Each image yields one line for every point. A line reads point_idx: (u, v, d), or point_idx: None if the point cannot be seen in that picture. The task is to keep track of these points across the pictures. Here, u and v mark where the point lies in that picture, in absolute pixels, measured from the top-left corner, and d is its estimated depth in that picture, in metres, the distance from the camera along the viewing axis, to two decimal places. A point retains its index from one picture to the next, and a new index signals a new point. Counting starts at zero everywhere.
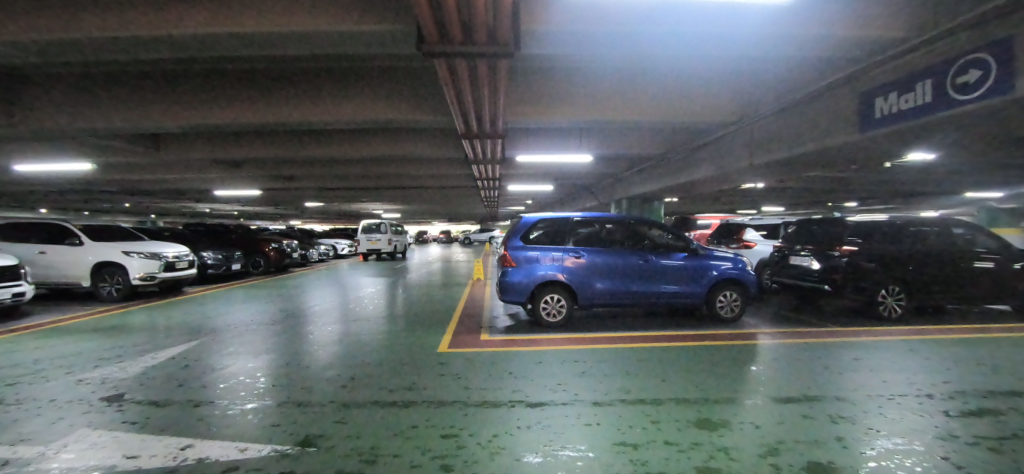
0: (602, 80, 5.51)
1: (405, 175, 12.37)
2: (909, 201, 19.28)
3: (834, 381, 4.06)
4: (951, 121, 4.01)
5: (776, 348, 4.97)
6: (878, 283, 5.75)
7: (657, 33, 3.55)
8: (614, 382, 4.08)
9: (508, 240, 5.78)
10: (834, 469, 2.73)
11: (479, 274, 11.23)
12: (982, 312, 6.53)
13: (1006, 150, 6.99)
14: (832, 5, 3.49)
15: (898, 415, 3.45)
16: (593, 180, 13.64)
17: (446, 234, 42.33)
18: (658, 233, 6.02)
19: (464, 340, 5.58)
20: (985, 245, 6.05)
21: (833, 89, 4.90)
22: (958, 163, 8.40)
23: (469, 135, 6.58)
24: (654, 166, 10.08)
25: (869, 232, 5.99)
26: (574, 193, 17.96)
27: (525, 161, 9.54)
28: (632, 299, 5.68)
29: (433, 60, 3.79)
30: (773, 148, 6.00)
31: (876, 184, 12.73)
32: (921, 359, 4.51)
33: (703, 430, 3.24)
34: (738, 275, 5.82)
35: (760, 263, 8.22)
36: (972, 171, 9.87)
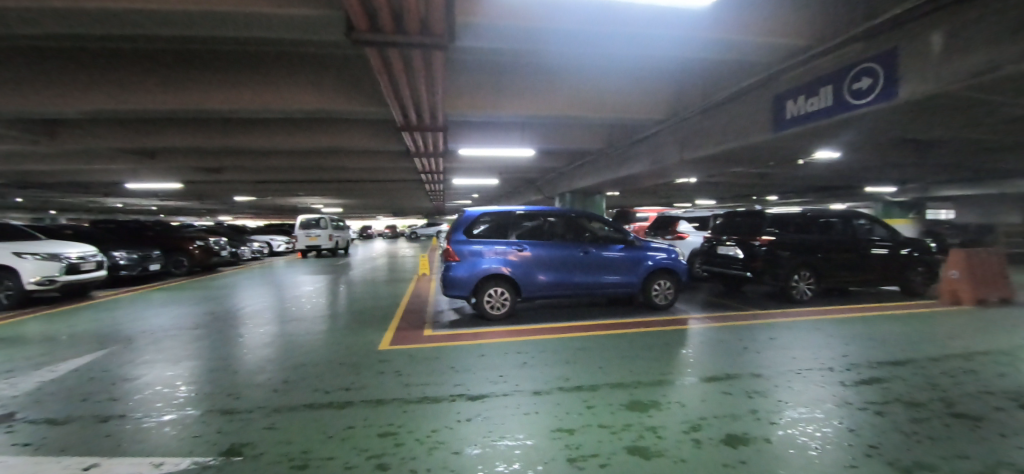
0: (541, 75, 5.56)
1: (345, 168, 11.87)
2: (821, 196, 21.27)
3: (751, 360, 4.44)
4: (849, 123, 4.48)
5: (704, 332, 5.33)
6: (791, 269, 6.32)
7: (593, 33, 3.67)
8: (553, 371, 4.20)
9: (451, 234, 5.74)
10: (747, 440, 3.00)
11: (425, 269, 11.07)
12: (875, 293, 7.41)
13: (894, 151, 7.96)
14: (750, 14, 3.75)
15: (803, 387, 3.84)
16: (537, 174, 13.83)
17: (393, 229, 41.29)
18: (598, 226, 6.24)
19: (406, 337, 5.48)
20: (880, 234, 6.84)
21: (751, 92, 5.31)
22: (857, 161, 9.41)
23: (408, 128, 6.42)
24: (594, 161, 10.40)
25: (785, 222, 6.58)
26: (521, 187, 18.15)
27: (468, 155, 9.48)
28: (574, 290, 5.86)
29: (364, 49, 3.67)
30: (700, 145, 6.41)
31: (791, 179, 14.01)
32: (825, 336, 5.03)
33: (634, 412, 3.42)
34: (671, 265, 6.20)
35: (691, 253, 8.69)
36: (870, 169, 11.08)
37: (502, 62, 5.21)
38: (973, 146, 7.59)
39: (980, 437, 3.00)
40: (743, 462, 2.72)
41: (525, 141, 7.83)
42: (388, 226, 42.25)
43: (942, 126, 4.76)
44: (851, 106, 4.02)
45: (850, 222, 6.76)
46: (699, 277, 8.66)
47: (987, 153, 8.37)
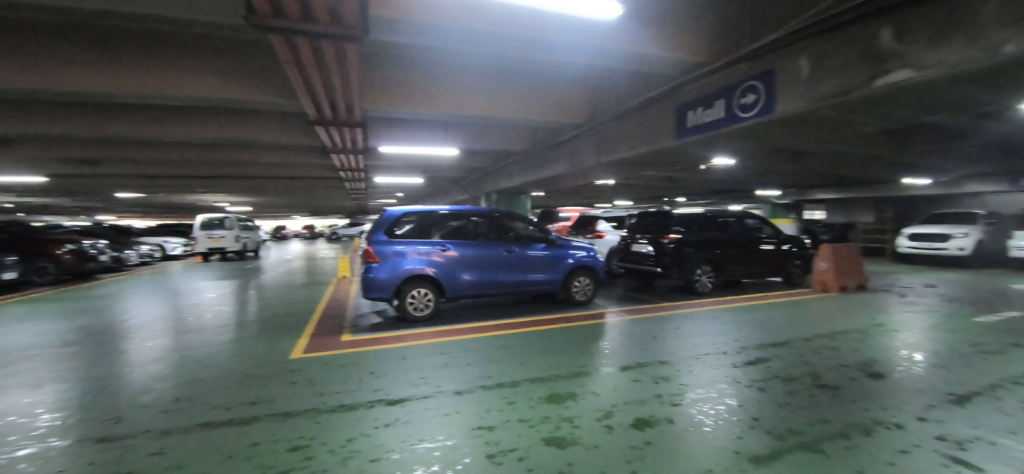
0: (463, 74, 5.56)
1: (252, 163, 10.90)
2: (721, 198, 23.65)
3: (659, 348, 4.82)
4: (738, 134, 5.06)
5: (619, 324, 5.68)
6: (694, 265, 6.98)
7: (511, 36, 3.76)
8: (476, 370, 4.23)
9: (372, 235, 5.53)
10: (653, 422, 3.26)
11: (344, 271, 10.55)
12: (763, 284, 8.41)
13: (776, 160, 9.14)
14: (657, 31, 4.07)
15: (701, 370, 4.25)
16: (463, 174, 13.78)
17: (312, 230, 38.78)
18: (522, 225, 6.38)
19: (321, 343, 5.18)
20: (767, 232, 7.77)
21: (658, 103, 5.78)
22: (747, 167, 10.63)
23: (322, 122, 6.07)
24: (518, 161, 10.62)
25: (689, 222, 7.23)
26: (448, 186, 17.98)
27: (389, 152, 9.16)
28: (498, 289, 5.95)
29: (268, 36, 3.42)
30: (614, 149, 6.83)
31: (696, 183, 15.43)
32: (721, 324, 5.62)
33: (553, 404, 3.55)
34: (590, 262, 6.53)
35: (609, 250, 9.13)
36: (758, 174, 12.56)
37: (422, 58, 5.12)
38: (835, 157, 8.93)
39: (837, 402, 3.56)
40: (649, 443, 2.95)
41: (448, 140, 7.78)
42: (307, 226, 39.51)
43: (810, 139, 5.56)
44: (742, 118, 4.58)
45: (743, 221, 7.62)
46: (617, 273, 9.22)
47: (844, 163, 9.93)
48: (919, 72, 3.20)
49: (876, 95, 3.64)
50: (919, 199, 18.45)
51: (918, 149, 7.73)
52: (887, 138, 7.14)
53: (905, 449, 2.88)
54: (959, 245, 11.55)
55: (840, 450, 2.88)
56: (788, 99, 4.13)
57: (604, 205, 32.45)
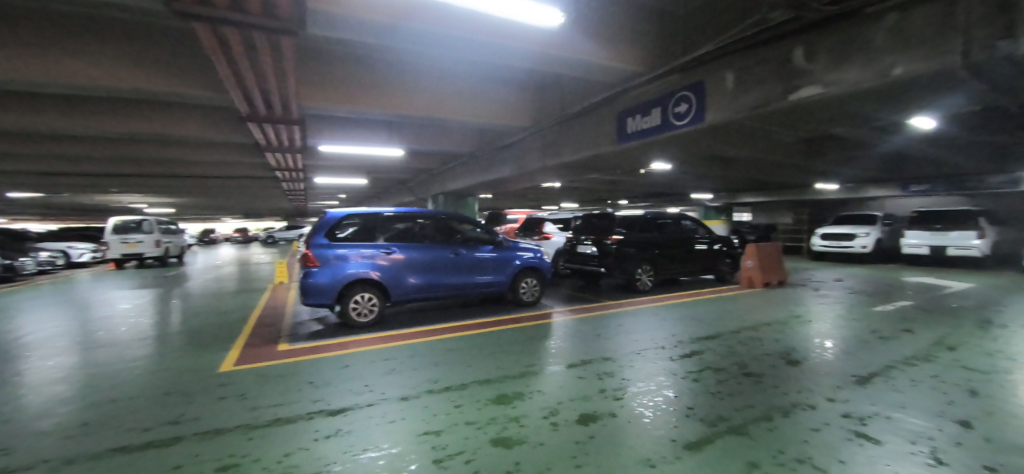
0: (405, 73, 5.45)
1: (173, 161, 10.01)
2: (660, 201, 25.00)
3: (602, 345, 5.00)
4: (673, 140, 5.38)
5: (565, 324, 5.83)
6: (635, 264, 7.32)
7: (455, 38, 3.77)
8: (423, 375, 4.16)
9: (311, 238, 5.28)
10: (597, 417, 3.37)
11: (282, 277, 9.93)
12: (697, 281, 8.99)
13: (707, 166, 9.84)
14: (601, 39, 4.24)
15: (640, 364, 4.46)
16: (409, 175, 13.51)
17: (246, 233, 36.21)
18: (469, 227, 6.37)
19: (253, 354, 4.84)
20: (700, 233, 8.32)
21: (600, 109, 6.02)
22: (682, 172, 11.33)
23: (254, 118, 5.70)
24: (466, 163, 10.58)
25: (630, 224, 7.57)
26: (393, 188, 17.50)
27: (329, 152, 8.78)
28: (445, 292, 5.89)
29: (192, 24, 3.16)
30: (560, 153, 7.02)
31: (636, 186, 16.21)
32: (659, 320, 5.94)
33: (500, 405, 3.57)
34: (536, 263, 6.66)
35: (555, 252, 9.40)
36: (691, 178, 13.42)
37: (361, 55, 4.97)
38: (757, 163, 9.76)
39: (760, 388, 3.88)
40: (592, 437, 3.06)
41: (392, 141, 7.60)
42: (239, 230, 36.85)
43: (735, 147, 6.04)
44: (676, 125, 4.90)
45: (679, 223, 8.10)
46: (563, 274, 9.45)
47: (765, 170, 10.87)
48: (824, 89, 3.67)
49: (790, 108, 4.08)
50: (828, 203, 20.64)
51: (825, 157, 8.64)
52: (800, 147, 7.91)
53: (816, 427, 3.21)
54: (862, 244, 13.07)
55: (762, 432, 3.14)
56: (716, 109, 4.49)
57: (552, 207, 33.06)
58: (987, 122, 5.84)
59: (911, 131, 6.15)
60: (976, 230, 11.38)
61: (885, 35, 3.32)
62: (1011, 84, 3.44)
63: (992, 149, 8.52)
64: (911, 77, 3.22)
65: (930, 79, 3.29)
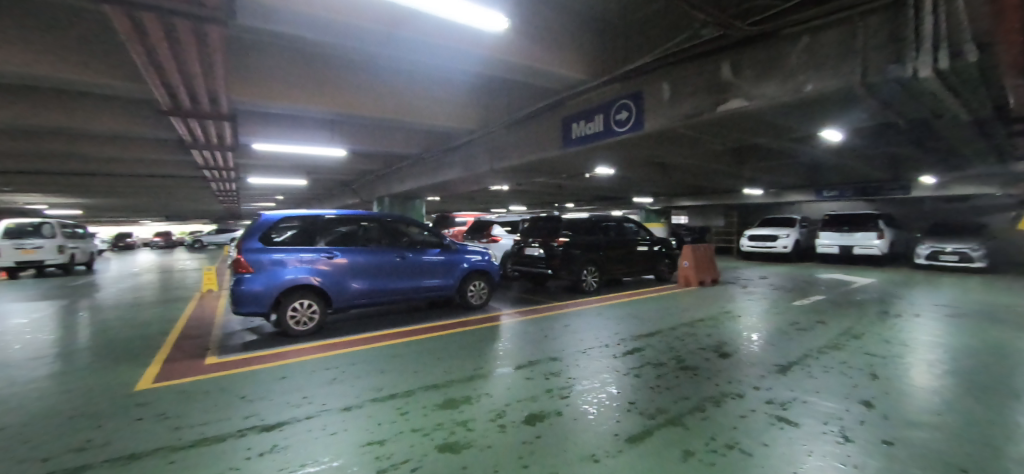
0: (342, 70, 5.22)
1: (77, 156, 8.92)
2: (605, 205, 25.88)
3: (549, 346, 5.09)
4: (615, 146, 5.61)
5: (513, 325, 5.87)
6: (580, 266, 7.53)
7: (398, 39, 3.70)
8: (367, 383, 4.01)
9: (243, 242, 4.93)
10: (543, 416, 3.43)
11: (210, 284, 9.19)
12: (639, 281, 9.41)
13: (648, 171, 10.36)
14: (548, 46, 4.34)
15: (585, 362, 4.59)
16: (352, 176, 13.02)
17: (168, 238, 33.08)
18: (416, 230, 6.26)
19: (175, 370, 4.43)
20: (642, 235, 8.71)
21: (546, 114, 6.15)
22: (624, 176, 11.84)
23: (176, 112, 5.23)
24: (412, 165, 10.37)
25: (576, 226, 7.77)
26: (336, 189, 16.80)
27: (263, 150, 8.26)
28: (391, 297, 5.75)
29: (104, 7, 2.85)
30: (507, 156, 7.08)
31: (582, 190, 16.71)
32: (603, 320, 6.15)
33: (447, 410, 3.53)
34: (484, 266, 6.69)
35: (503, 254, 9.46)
36: (633, 183, 14.05)
37: (292, 49, 4.71)
38: (691, 169, 10.41)
39: (695, 380, 4.13)
40: (539, 436, 3.10)
41: (333, 140, 7.30)
42: (161, 234, 33.63)
43: (671, 154, 6.41)
44: (617, 132, 5.12)
45: (622, 225, 8.43)
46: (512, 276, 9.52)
47: (698, 175, 11.61)
48: (748, 102, 4.00)
49: (719, 119, 4.40)
50: (755, 207, 22.45)
51: (750, 165, 9.39)
52: (729, 155, 8.53)
53: (744, 414, 3.46)
54: (783, 244, 14.31)
55: (697, 422, 3.34)
56: (654, 118, 4.74)
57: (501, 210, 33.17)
58: (881, 136, 6.63)
59: (821, 142, 6.85)
60: (876, 231, 12.85)
61: (799, 55, 3.68)
62: (899, 103, 3.94)
63: (886, 160, 9.70)
64: (821, 93, 3.60)
65: (836, 96, 3.69)
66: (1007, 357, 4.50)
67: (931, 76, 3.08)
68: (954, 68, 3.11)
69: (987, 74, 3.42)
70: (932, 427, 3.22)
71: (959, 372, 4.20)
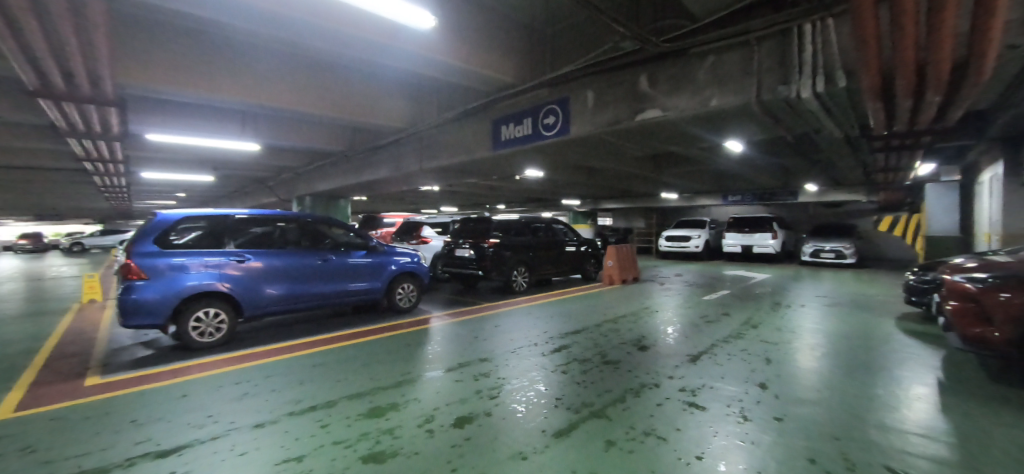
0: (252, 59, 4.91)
1: None
2: (537, 207, 26.49)
3: (479, 347, 5.09)
4: (543, 149, 5.79)
5: (443, 328, 5.80)
6: (510, 266, 7.64)
7: (318, 29, 3.51)
8: (283, 396, 3.73)
9: (134, 246, 4.36)
10: (473, 417, 3.42)
11: (94, 294, 8.05)
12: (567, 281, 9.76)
13: (576, 175, 10.80)
14: (480, 47, 4.36)
15: (515, 362, 4.66)
16: (269, 174, 12.08)
17: (36, 241, 28.29)
18: (340, 232, 5.96)
19: (43, 395, 3.78)
20: (570, 236, 9.04)
21: (477, 116, 6.19)
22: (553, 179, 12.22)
23: (46, 95, 4.50)
24: (337, 163, 9.86)
25: (507, 228, 7.87)
26: (250, 187, 15.48)
27: (160, 142, 7.39)
28: (312, 302, 5.43)
29: None
30: (438, 156, 7.02)
31: (515, 192, 16.99)
32: (533, 319, 6.28)
33: (373, 418, 3.37)
34: (414, 268, 6.55)
35: (434, 255, 9.33)
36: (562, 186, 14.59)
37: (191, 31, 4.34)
38: (614, 173, 11.02)
39: (617, 373, 4.36)
40: (467, 439, 3.08)
41: (245, 134, 6.73)
42: (28, 236, 28.71)
43: (595, 159, 6.74)
44: (545, 136, 5.29)
45: (551, 226, 8.69)
46: (443, 278, 9.40)
47: (621, 180, 12.31)
48: (663, 112, 4.31)
49: (639, 127, 4.70)
50: (673, 210, 24.31)
51: (665, 171, 10.15)
52: (647, 161, 9.14)
53: (660, 403, 3.72)
54: (696, 244, 15.64)
55: (619, 412, 3.53)
56: (579, 124, 4.97)
57: (435, 211, 32.60)
58: (772, 149, 7.52)
59: (724, 152, 7.59)
60: (771, 232, 14.49)
61: (706, 71, 4.05)
62: (786, 120, 4.49)
63: (777, 170, 11.00)
64: (724, 108, 3.98)
65: (737, 111, 4.11)
66: (867, 339, 5.31)
67: (811, 97, 3.54)
68: (829, 92, 3.60)
69: (852, 98, 4.02)
70: (813, 403, 3.70)
71: (834, 354, 4.86)
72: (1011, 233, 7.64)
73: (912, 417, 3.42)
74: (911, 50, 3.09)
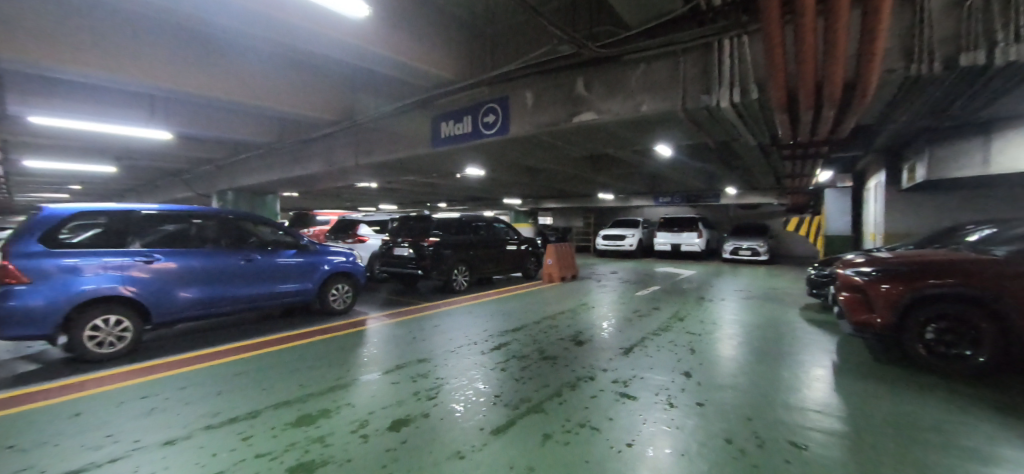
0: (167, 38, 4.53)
1: None
2: (480, 206, 26.48)
3: (418, 347, 5.00)
4: (482, 148, 5.82)
5: (380, 329, 5.63)
6: (450, 265, 7.58)
7: (243, 8, 3.27)
8: (199, 409, 3.43)
9: (12, 245, 3.78)
10: (410, 419, 3.36)
11: None
12: (508, 279, 9.86)
13: (517, 174, 10.95)
14: (421, 42, 4.33)
15: (455, 361, 4.63)
16: (184, 166, 11.02)
17: None
18: (266, 230, 5.60)
19: None
20: (510, 235, 9.14)
21: (416, 111, 6.09)
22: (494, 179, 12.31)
23: None
24: (264, 156, 9.22)
25: (447, 226, 7.79)
26: (162, 180, 14.03)
27: (50, 126, 6.50)
28: (234, 306, 5.05)
29: None
30: (375, 152, 6.83)
31: (457, 190, 16.91)
32: (474, 318, 6.29)
33: (302, 427, 3.19)
34: (349, 268, 6.31)
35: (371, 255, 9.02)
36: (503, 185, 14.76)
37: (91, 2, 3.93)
38: (553, 174, 11.32)
39: (555, 368, 4.49)
40: (403, 442, 3.01)
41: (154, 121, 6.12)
42: None
43: (534, 159, 6.88)
44: (485, 134, 5.32)
45: (493, 225, 8.74)
46: (380, 277, 9.12)
47: (561, 180, 12.67)
48: (598, 115, 4.49)
49: (575, 128, 4.86)
50: (610, 210, 25.41)
51: (599, 173, 10.60)
52: (584, 163, 9.48)
53: (594, 394, 3.88)
54: (630, 242, 16.45)
55: (555, 406, 3.63)
56: (518, 123, 5.06)
57: (374, 208, 31.50)
58: (695, 153, 8.12)
59: (653, 156, 8.07)
60: (697, 231, 15.61)
61: (638, 78, 4.27)
62: (706, 128, 4.87)
63: (702, 174, 11.89)
64: (654, 113, 4.23)
65: (664, 117, 4.38)
66: (774, 327, 5.91)
67: (729, 107, 3.84)
68: (743, 103, 3.94)
69: (763, 110, 4.44)
70: (730, 387, 4.05)
71: (747, 342, 5.36)
72: (890, 233, 8.84)
73: (811, 396, 3.85)
74: (812, 68, 3.46)
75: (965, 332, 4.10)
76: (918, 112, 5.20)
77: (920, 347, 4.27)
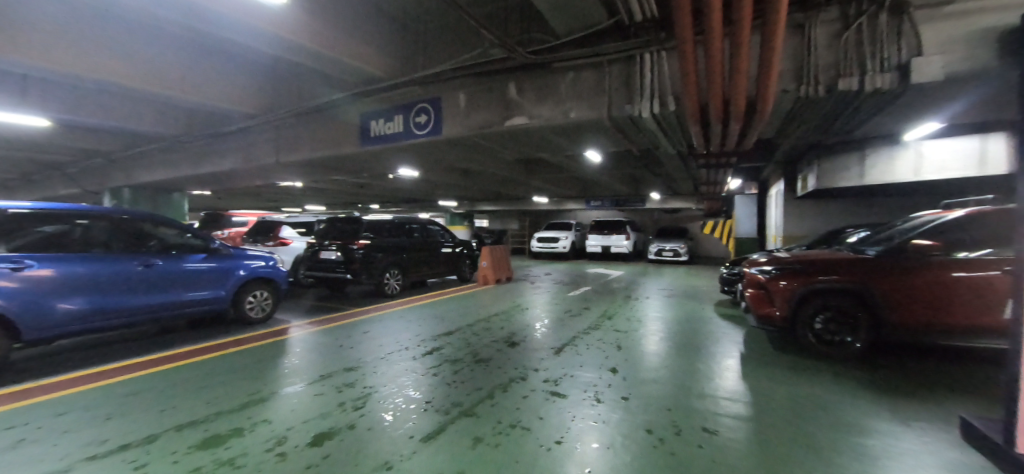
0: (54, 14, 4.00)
1: None
2: (416, 208, 25.86)
3: (346, 355, 4.80)
4: (413, 148, 5.70)
5: (305, 338, 5.33)
6: (381, 269, 7.35)
7: None
8: (83, 436, 3.02)
9: None
10: (334, 432, 3.21)
11: None
12: (442, 282, 9.77)
13: (452, 176, 10.89)
14: (349, 37, 4.19)
15: (385, 368, 4.51)
16: (67, 158, 9.61)
17: None
18: (170, 232, 5.07)
19: None
20: (445, 238, 9.07)
21: (344, 107, 5.84)
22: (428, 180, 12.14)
23: None
24: (170, 150, 8.34)
25: (379, 228, 7.56)
26: (36, 173, 12.12)
27: None
28: (129, 317, 4.52)
29: None
30: (300, 148, 6.46)
31: (391, 191, 16.45)
32: (407, 322, 6.16)
33: (210, 448, 2.94)
34: (269, 273, 5.89)
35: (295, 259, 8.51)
36: (438, 187, 14.61)
37: None
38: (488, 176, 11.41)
39: (487, 371, 4.53)
40: (326, 456, 2.88)
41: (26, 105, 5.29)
42: None
43: (468, 161, 6.90)
44: (417, 135, 5.24)
45: (427, 227, 8.63)
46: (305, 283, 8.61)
47: (496, 183, 12.81)
48: (530, 120, 4.60)
49: (508, 132, 4.93)
50: (546, 213, 26.08)
51: (532, 177, 10.86)
52: (517, 167, 9.64)
53: (526, 394, 3.97)
54: (564, 244, 16.98)
55: (487, 409, 3.67)
56: (450, 124, 5.04)
57: (299, 208, 29.49)
58: (620, 160, 8.60)
59: (582, 161, 8.43)
60: (625, 233, 16.49)
61: (567, 86, 4.43)
62: (629, 137, 5.17)
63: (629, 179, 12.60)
64: (582, 120, 4.42)
65: (592, 124, 4.59)
66: (688, 323, 6.42)
67: (649, 117, 4.11)
68: (661, 115, 4.24)
69: (678, 122, 4.80)
70: (650, 381, 4.34)
71: (665, 338, 5.77)
72: (787, 235, 9.96)
73: (719, 385, 4.24)
74: (720, 85, 3.80)
75: (841, 323, 4.73)
76: (805, 129, 5.95)
77: (809, 337, 4.85)
